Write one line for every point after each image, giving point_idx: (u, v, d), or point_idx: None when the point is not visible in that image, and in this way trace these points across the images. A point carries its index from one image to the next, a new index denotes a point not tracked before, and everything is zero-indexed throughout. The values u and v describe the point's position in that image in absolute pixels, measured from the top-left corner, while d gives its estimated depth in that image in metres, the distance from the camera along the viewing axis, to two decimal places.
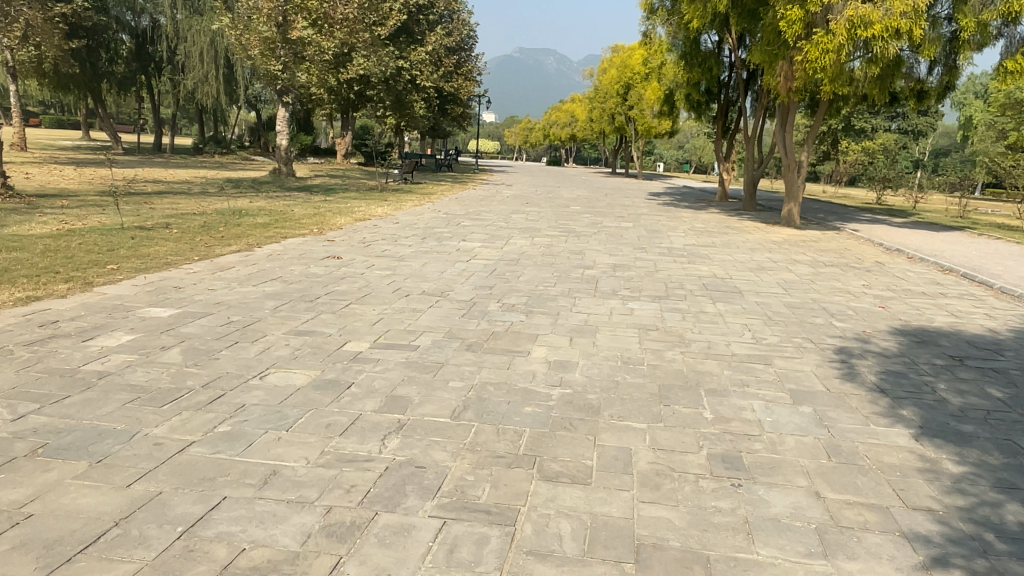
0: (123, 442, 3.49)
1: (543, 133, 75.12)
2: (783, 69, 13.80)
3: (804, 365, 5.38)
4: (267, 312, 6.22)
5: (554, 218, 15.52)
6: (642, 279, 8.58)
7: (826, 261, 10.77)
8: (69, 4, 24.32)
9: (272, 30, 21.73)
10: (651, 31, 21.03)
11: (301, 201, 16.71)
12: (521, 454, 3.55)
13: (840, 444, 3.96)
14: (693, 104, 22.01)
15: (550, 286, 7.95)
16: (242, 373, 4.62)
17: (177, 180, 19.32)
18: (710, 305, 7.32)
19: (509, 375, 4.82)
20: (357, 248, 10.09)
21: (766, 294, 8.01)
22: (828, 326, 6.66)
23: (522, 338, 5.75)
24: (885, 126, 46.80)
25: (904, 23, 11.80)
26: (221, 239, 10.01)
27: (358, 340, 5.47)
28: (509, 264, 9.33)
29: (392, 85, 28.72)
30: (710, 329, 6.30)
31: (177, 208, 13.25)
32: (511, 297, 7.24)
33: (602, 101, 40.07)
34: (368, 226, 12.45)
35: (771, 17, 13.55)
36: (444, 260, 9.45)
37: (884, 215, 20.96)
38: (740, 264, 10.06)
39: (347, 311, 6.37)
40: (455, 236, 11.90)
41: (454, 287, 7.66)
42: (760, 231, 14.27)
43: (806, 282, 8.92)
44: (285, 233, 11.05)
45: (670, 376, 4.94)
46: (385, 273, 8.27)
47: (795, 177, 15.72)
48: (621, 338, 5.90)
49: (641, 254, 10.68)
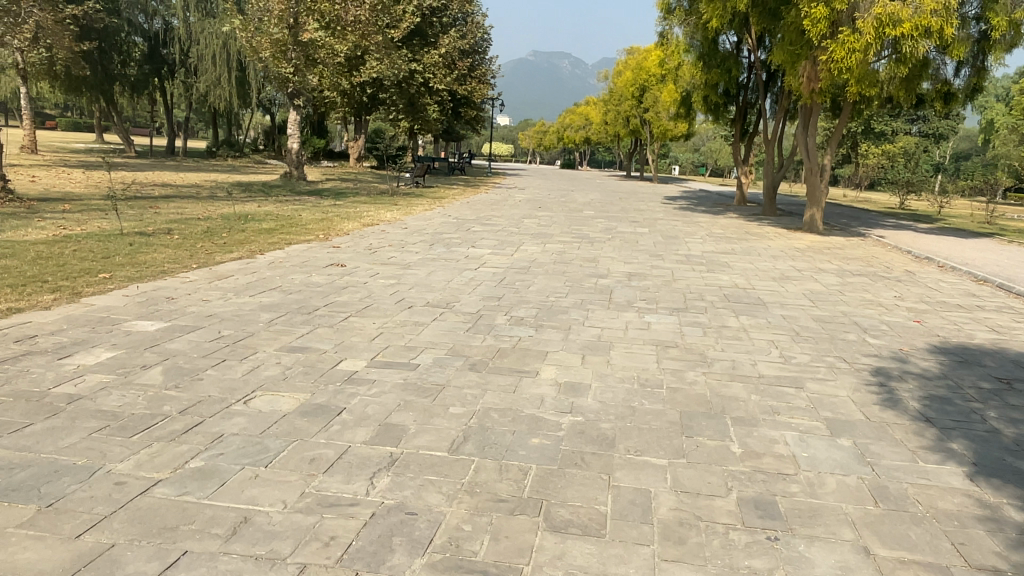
0: (80, 482, 3.12)
1: (557, 136, 74.79)
2: (806, 70, 13.30)
3: (838, 389, 4.95)
4: (261, 325, 5.85)
5: (568, 223, 15.12)
6: (660, 290, 8.15)
7: (853, 270, 10.29)
8: (81, 6, 24.60)
9: (283, 32, 21.25)
10: (668, 31, 20.56)
11: (310, 204, 16.43)
12: (526, 498, 3.15)
13: (887, 486, 3.52)
14: (711, 106, 21.50)
15: (561, 296, 7.56)
16: (225, 396, 4.24)
17: (185, 184, 19.11)
18: (733, 319, 6.89)
19: (516, 400, 4.41)
20: (362, 255, 9.73)
21: (792, 307, 7.57)
22: (860, 344, 6.21)
23: (531, 356, 5.35)
24: (905, 130, 46.03)
25: (935, 21, 11.31)
26: (223, 245, 9.69)
27: (355, 358, 5.09)
28: (520, 272, 8.94)
29: (404, 88, 28.52)
30: (734, 346, 5.86)
31: (182, 212, 12.98)
32: (520, 310, 6.85)
33: (617, 103, 39.57)
34: (376, 231, 12.11)
35: (795, 15, 13.07)
36: (451, 268, 9.07)
37: (909, 220, 20.38)
38: (763, 273, 9.60)
39: (346, 324, 5.99)
40: (465, 242, 11.53)
41: (461, 297, 7.27)
42: (782, 237, 13.78)
43: (834, 293, 8.45)
44: (289, 239, 10.71)
45: (693, 402, 4.51)
46: (389, 282, 7.90)
47: (818, 181, 15.21)
48: (638, 356, 5.49)
49: (658, 261, 10.25)
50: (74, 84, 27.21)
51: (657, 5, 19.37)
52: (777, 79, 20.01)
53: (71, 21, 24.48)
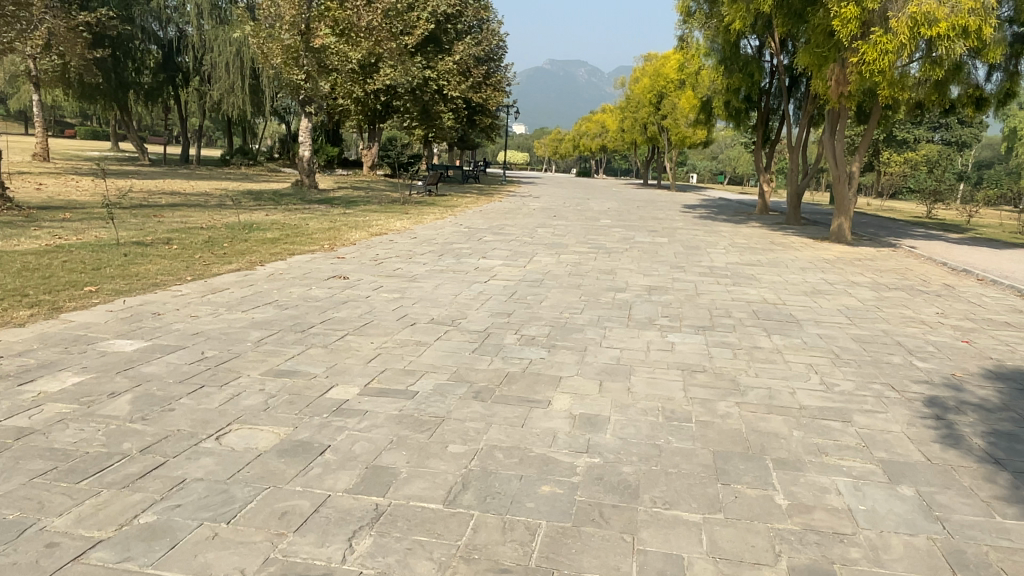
0: (5, 543, 2.65)
1: (574, 144, 74.29)
2: (834, 73, 12.71)
3: (890, 425, 4.38)
4: (250, 345, 5.37)
5: (584, 233, 14.60)
6: (682, 305, 7.61)
7: (888, 284, 9.68)
8: (93, 13, 24.70)
9: (294, 38, 20.94)
10: (688, 35, 20.03)
11: (318, 213, 16.05)
12: (532, 568, 2.62)
13: (964, 549, 2.95)
14: (732, 112, 20.93)
15: (577, 312, 7.03)
16: (196, 430, 3.75)
17: (193, 192, 18.82)
18: (765, 338, 6.32)
19: (525, 437, 3.87)
20: (367, 266, 9.27)
21: (827, 325, 7.00)
22: (907, 368, 5.62)
23: (544, 382, 4.82)
24: (928, 138, 45.18)
25: (972, 20, 10.71)
26: (223, 256, 9.26)
27: (347, 385, 4.58)
28: (534, 286, 8.44)
29: (418, 95, 28.23)
30: (769, 372, 5.30)
31: (186, 221, 12.61)
32: (533, 328, 6.32)
33: (634, 111, 39.04)
34: (384, 241, 11.65)
35: (823, 17, 12.51)
36: (461, 281, 8.57)
37: (939, 230, 19.64)
38: (792, 287, 9.03)
39: (342, 345, 5.50)
40: (476, 253, 11.05)
41: (469, 314, 6.77)
42: (808, 248, 13.18)
43: (871, 309, 7.86)
44: (293, 249, 10.27)
45: (726, 441, 3.97)
46: (393, 296, 7.41)
47: (846, 189, 14.59)
48: (663, 382, 4.94)
49: (679, 274, 9.70)
50: (87, 92, 27.15)
51: (676, 8, 18.90)
52: (800, 84, 19.43)
53: (84, 28, 24.43)
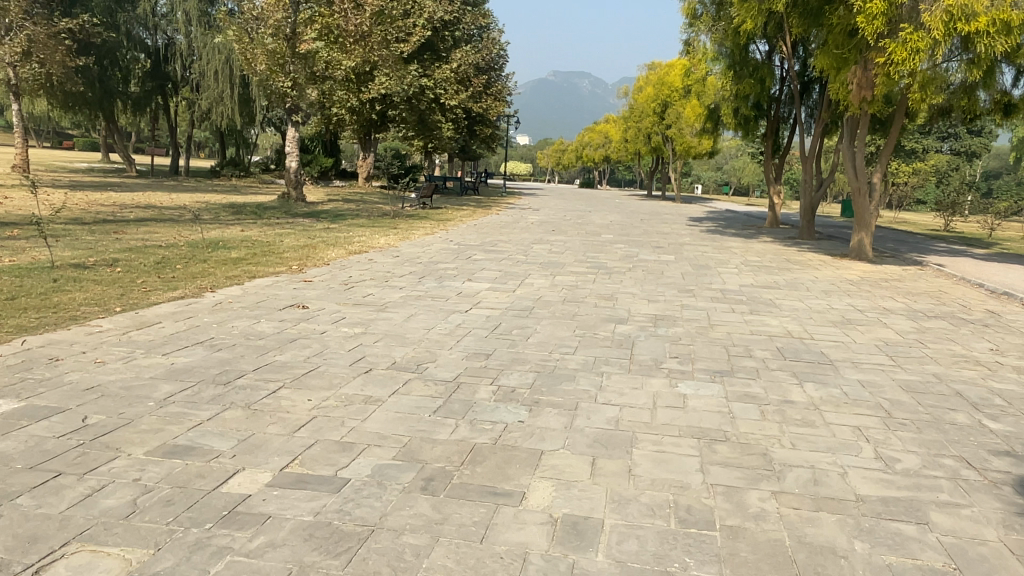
0: None
1: (576, 155, 73.62)
2: (857, 75, 11.61)
3: (983, 529, 3.23)
4: (149, 407, 4.25)
5: (583, 249, 13.55)
6: (693, 341, 6.49)
7: (925, 310, 8.57)
8: (77, 19, 23.85)
9: (281, 43, 20.11)
10: (693, 39, 18.97)
11: (299, 228, 15.08)
12: None
13: None
14: (741, 119, 19.78)
15: (568, 352, 5.91)
16: (10, 559, 2.63)
17: (170, 205, 17.80)
18: (797, 389, 5.18)
19: (481, 563, 2.73)
20: (334, 291, 8.19)
21: (868, 367, 5.86)
22: (979, 431, 4.46)
23: (519, 461, 3.69)
24: (936, 148, 44.27)
25: (1015, 15, 9.66)
26: (170, 279, 8.19)
27: (256, 470, 3.46)
28: (520, 316, 7.33)
29: (414, 104, 26.96)
30: (808, 442, 4.15)
31: (147, 238, 11.57)
32: (513, 376, 5.17)
33: (638, 120, 37.89)
34: (361, 261, 10.58)
35: (843, 15, 11.49)
36: (437, 310, 7.47)
37: (961, 244, 18.54)
38: (817, 315, 7.92)
39: (269, 402, 4.36)
40: (461, 274, 9.95)
41: (439, 355, 5.64)
42: (828, 267, 12.07)
43: (914, 345, 6.74)
44: (254, 271, 9.16)
45: (766, 565, 2.81)
46: (354, 331, 6.31)
47: (866, 203, 13.48)
48: (674, 460, 3.80)
49: (688, 300, 8.57)
50: (70, 102, 26.12)
51: (682, 11, 17.98)
52: (812, 90, 18.35)
53: (66, 35, 23.49)
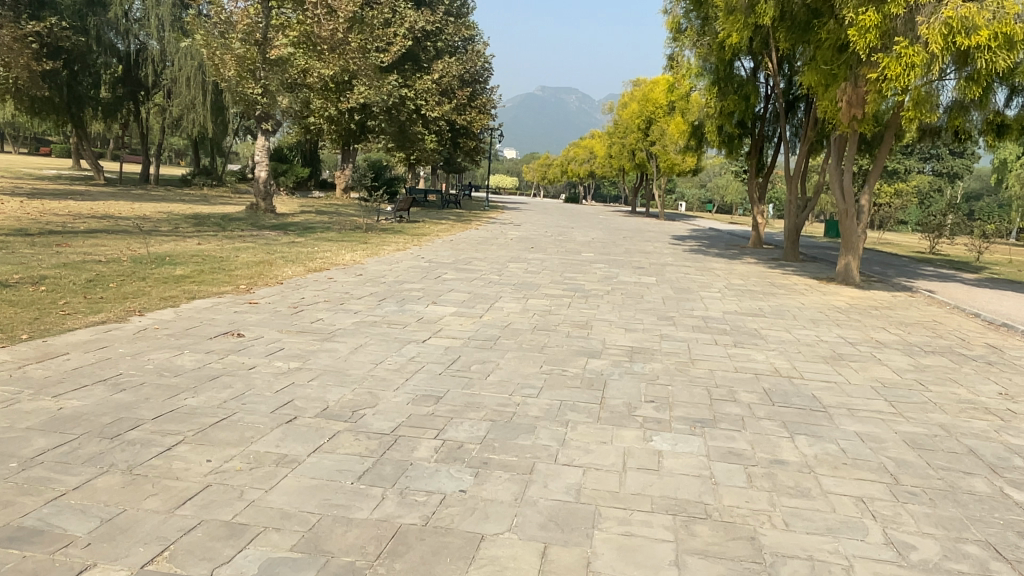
0: None
1: (560, 169, 73.22)
2: (846, 92, 11.08)
3: None
4: (6, 470, 3.48)
5: (560, 269, 12.89)
6: (672, 380, 5.80)
7: (921, 344, 7.97)
8: (44, 22, 22.89)
9: (252, 49, 19.41)
10: (677, 53, 18.48)
11: (263, 242, 14.27)
12: None
13: None
14: (725, 137, 19.25)
15: (530, 394, 5.15)
16: None
17: (130, 216, 16.94)
18: (789, 445, 4.47)
19: None
20: (280, 316, 7.44)
21: (866, 417, 5.18)
22: (1003, 505, 3.79)
23: (450, 553, 2.95)
24: (919, 169, 44.28)
25: (1018, 29, 9.17)
26: (97, 300, 7.38)
27: (110, 569, 2.71)
28: (482, 347, 6.59)
29: (394, 114, 26.23)
30: (802, 519, 3.46)
31: (91, 252, 10.72)
32: (463, 425, 4.44)
33: (623, 136, 37.42)
34: (318, 280, 9.83)
35: (833, 29, 11.01)
36: (390, 339, 6.70)
37: (949, 268, 18.10)
38: (808, 349, 7.27)
39: (159, 465, 3.61)
40: (426, 296, 9.20)
41: (381, 398, 4.89)
42: (815, 292, 11.48)
43: (916, 388, 6.09)
44: (195, 290, 8.39)
45: None
46: (289, 366, 5.56)
47: (854, 225, 12.92)
48: (642, 549, 3.08)
49: (668, 329, 7.89)
50: (36, 107, 25.06)
51: (667, 24, 17.50)
52: (798, 109, 17.91)
53: (32, 38, 22.28)
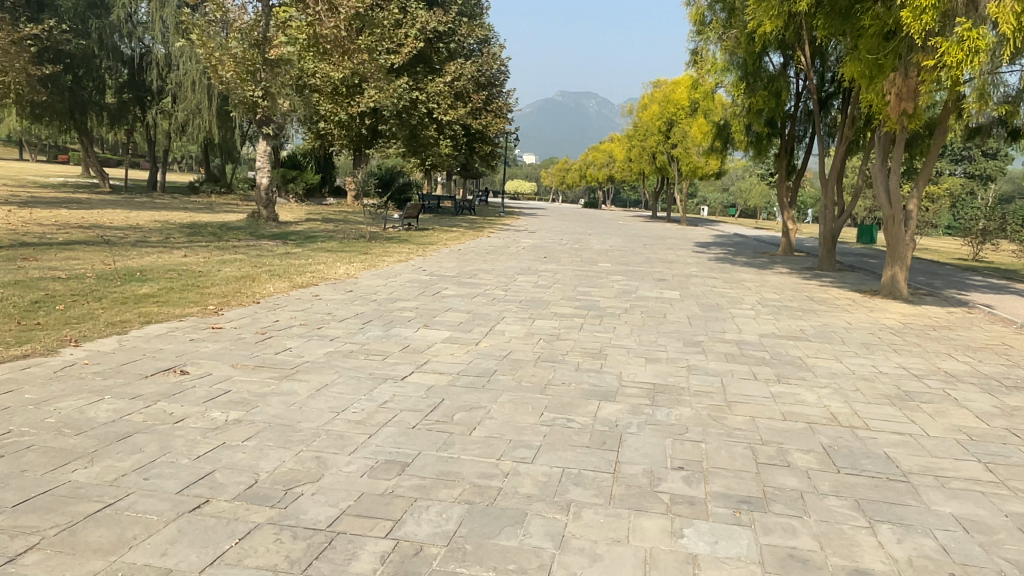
0: None
1: (580, 174, 71.93)
2: (896, 83, 9.85)
3: None
4: None
5: (574, 282, 11.75)
6: (706, 433, 4.63)
7: (998, 376, 6.72)
8: (43, 24, 22.13)
9: (251, 51, 18.57)
10: (701, 48, 17.28)
11: (254, 254, 13.23)
12: None
13: None
14: (752, 137, 18.05)
15: (525, 458, 4.03)
16: None
17: (122, 225, 16.06)
18: (869, 542, 3.30)
19: None
20: (241, 345, 6.36)
21: (961, 489, 3.98)
22: None
23: None
24: (951, 171, 42.60)
25: None
26: (30, 327, 6.37)
27: None
28: (472, 386, 5.46)
29: (405, 118, 24.28)
30: None
31: (57, 266, 9.79)
32: (427, 513, 3.30)
33: (642, 138, 36.21)
34: (300, 299, 8.76)
35: (880, 11, 9.76)
36: (363, 376, 5.60)
37: (997, 277, 16.68)
38: (868, 386, 6.06)
39: None
40: (418, 317, 8.08)
41: (330, 468, 3.77)
42: (861, 308, 10.24)
43: (1013, 441, 4.84)
44: (155, 313, 7.35)
45: None
46: (228, 417, 4.48)
47: (901, 232, 11.59)
48: None
49: (696, 359, 6.72)
50: (37, 111, 24.44)
51: (690, 17, 16.31)
52: (832, 107, 16.66)
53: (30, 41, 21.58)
